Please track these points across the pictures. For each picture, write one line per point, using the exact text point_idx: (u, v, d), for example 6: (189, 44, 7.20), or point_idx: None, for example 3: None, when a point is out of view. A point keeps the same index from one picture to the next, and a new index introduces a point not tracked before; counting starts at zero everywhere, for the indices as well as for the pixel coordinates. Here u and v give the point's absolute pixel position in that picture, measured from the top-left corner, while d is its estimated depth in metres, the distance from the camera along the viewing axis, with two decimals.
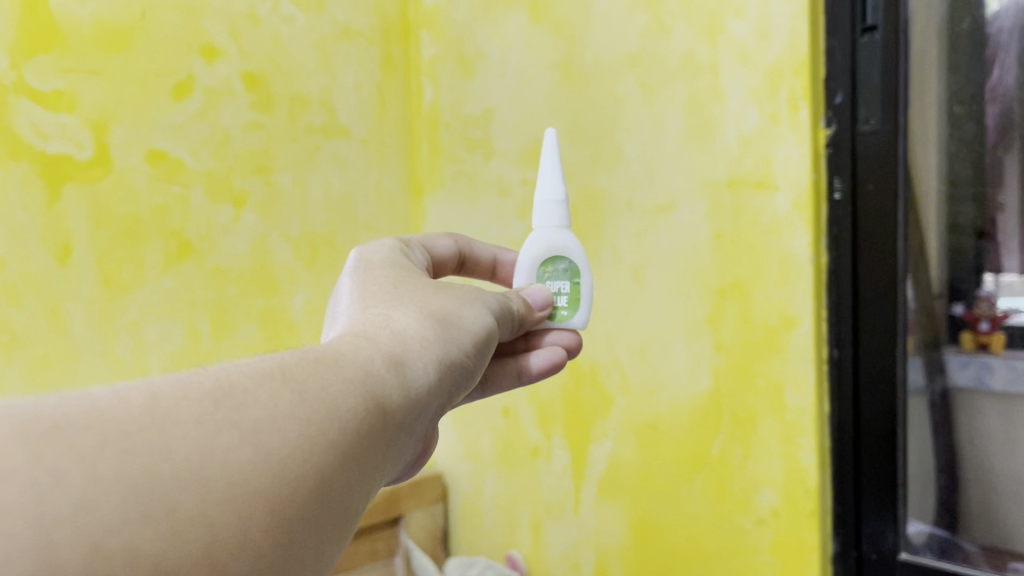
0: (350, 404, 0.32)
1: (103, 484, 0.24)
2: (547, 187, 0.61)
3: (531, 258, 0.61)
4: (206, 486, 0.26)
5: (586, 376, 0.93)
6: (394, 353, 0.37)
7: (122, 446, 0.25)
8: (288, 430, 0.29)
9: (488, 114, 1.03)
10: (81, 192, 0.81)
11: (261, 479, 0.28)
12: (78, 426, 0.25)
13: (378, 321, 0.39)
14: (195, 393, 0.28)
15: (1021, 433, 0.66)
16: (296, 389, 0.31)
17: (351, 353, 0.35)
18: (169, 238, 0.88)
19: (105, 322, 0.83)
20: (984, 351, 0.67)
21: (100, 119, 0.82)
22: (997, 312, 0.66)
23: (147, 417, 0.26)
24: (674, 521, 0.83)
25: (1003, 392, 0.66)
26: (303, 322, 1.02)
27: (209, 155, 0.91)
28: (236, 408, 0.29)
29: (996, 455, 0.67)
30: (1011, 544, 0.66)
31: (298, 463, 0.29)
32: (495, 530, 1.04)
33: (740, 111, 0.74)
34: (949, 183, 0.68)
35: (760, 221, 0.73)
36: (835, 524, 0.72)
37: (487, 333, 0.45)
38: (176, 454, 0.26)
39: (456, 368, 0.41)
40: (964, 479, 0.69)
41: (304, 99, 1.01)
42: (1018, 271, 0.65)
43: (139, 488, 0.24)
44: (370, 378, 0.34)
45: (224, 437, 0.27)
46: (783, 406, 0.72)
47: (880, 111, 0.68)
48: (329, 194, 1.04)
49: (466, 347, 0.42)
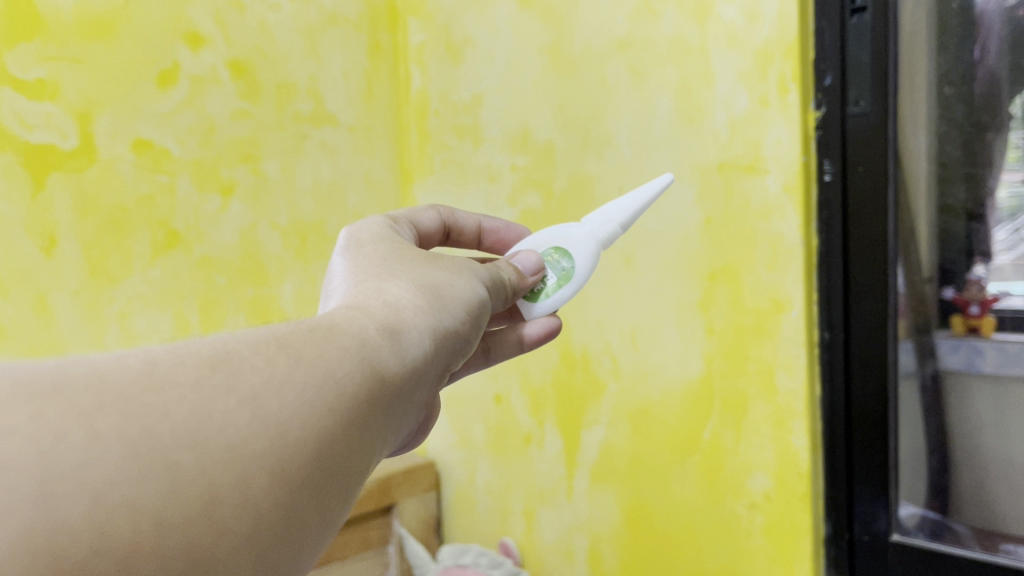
0: (347, 369, 0.32)
1: (102, 442, 0.24)
2: (614, 211, 0.63)
3: (554, 238, 0.62)
4: (205, 446, 0.26)
5: (577, 362, 0.93)
6: (388, 322, 0.37)
7: (121, 407, 0.25)
8: (284, 395, 0.29)
9: (476, 100, 1.02)
10: (67, 182, 0.80)
11: (260, 441, 0.27)
12: (75, 388, 0.25)
13: (373, 293, 0.39)
14: (191, 359, 0.28)
15: (1010, 415, 0.66)
16: (292, 355, 0.31)
17: (345, 322, 0.35)
18: (157, 228, 0.87)
19: (92, 313, 0.83)
20: (974, 335, 0.67)
21: (85, 108, 0.81)
22: (986, 295, 0.66)
23: (145, 380, 0.26)
24: (667, 506, 0.83)
25: (994, 374, 0.66)
26: (293, 312, 1.01)
27: (196, 144, 0.90)
28: (233, 373, 0.28)
29: (987, 438, 0.67)
30: (1001, 527, 0.67)
31: (297, 426, 0.29)
32: (488, 518, 1.04)
33: (730, 95, 0.73)
34: (939, 163, 0.68)
35: (750, 204, 0.73)
36: (827, 507, 0.72)
37: (482, 305, 0.44)
38: (174, 416, 0.26)
39: (451, 338, 0.40)
40: (954, 462, 0.69)
41: (292, 86, 1.01)
42: (1008, 255, 0.65)
43: (139, 446, 0.24)
44: (366, 345, 0.34)
45: (221, 401, 0.27)
46: (774, 389, 0.72)
47: (870, 92, 0.68)
48: (318, 182, 1.03)
49: (461, 316, 0.42)
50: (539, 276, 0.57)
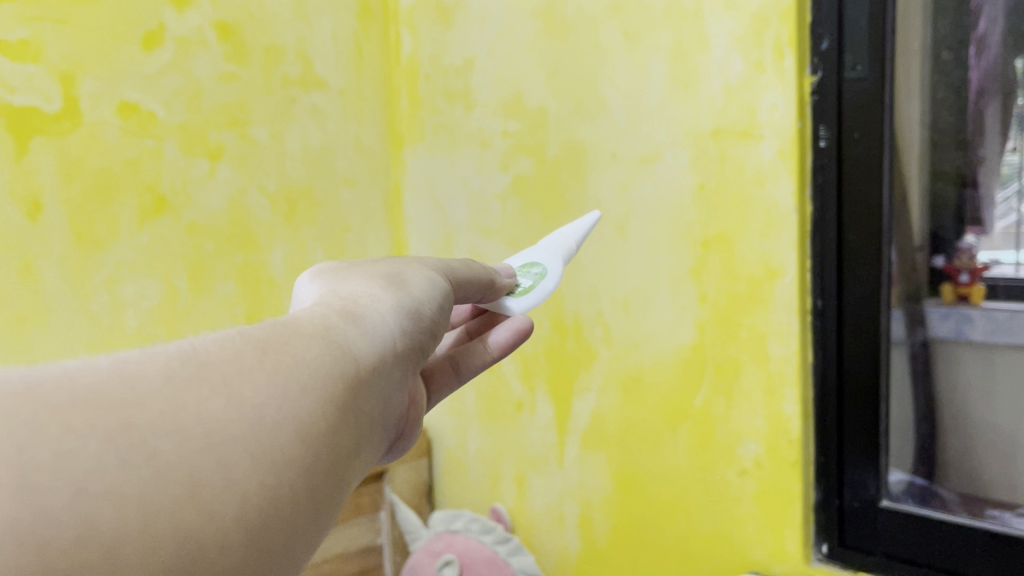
0: (317, 354, 0.32)
1: (78, 434, 0.23)
2: (565, 235, 0.68)
3: (517, 266, 0.64)
4: (183, 433, 0.25)
5: (569, 330, 0.92)
6: (353, 313, 0.37)
7: (95, 401, 0.25)
8: (256, 380, 0.29)
9: (468, 64, 1.01)
10: (51, 146, 0.79)
11: (239, 426, 0.27)
12: (48, 386, 0.25)
13: (334, 292, 0.39)
14: (159, 358, 0.28)
15: (999, 382, 0.68)
16: (259, 346, 0.31)
17: (308, 317, 0.35)
18: (144, 193, 0.86)
19: (80, 278, 0.81)
20: (964, 303, 0.68)
21: (68, 70, 0.80)
22: (977, 263, 0.67)
23: (116, 378, 0.26)
24: (658, 473, 0.83)
25: (982, 342, 0.68)
26: (284, 279, 1.00)
27: (183, 108, 0.89)
28: (201, 366, 0.28)
29: (975, 404, 0.69)
30: (986, 493, 0.68)
31: (273, 410, 0.29)
32: (480, 484, 1.05)
33: (725, 59, 0.72)
34: (934, 129, 0.68)
35: (744, 171, 0.72)
36: (818, 473, 0.73)
37: (441, 294, 0.44)
38: (149, 408, 0.25)
39: (417, 325, 0.40)
40: (943, 428, 0.71)
41: (280, 49, 0.99)
42: (996, 223, 0.66)
43: (117, 436, 0.24)
44: (331, 331, 0.34)
45: (194, 392, 0.27)
46: (766, 357, 0.72)
47: (867, 58, 0.66)
48: (308, 147, 1.02)
49: (423, 302, 0.42)
50: (514, 280, 0.59)
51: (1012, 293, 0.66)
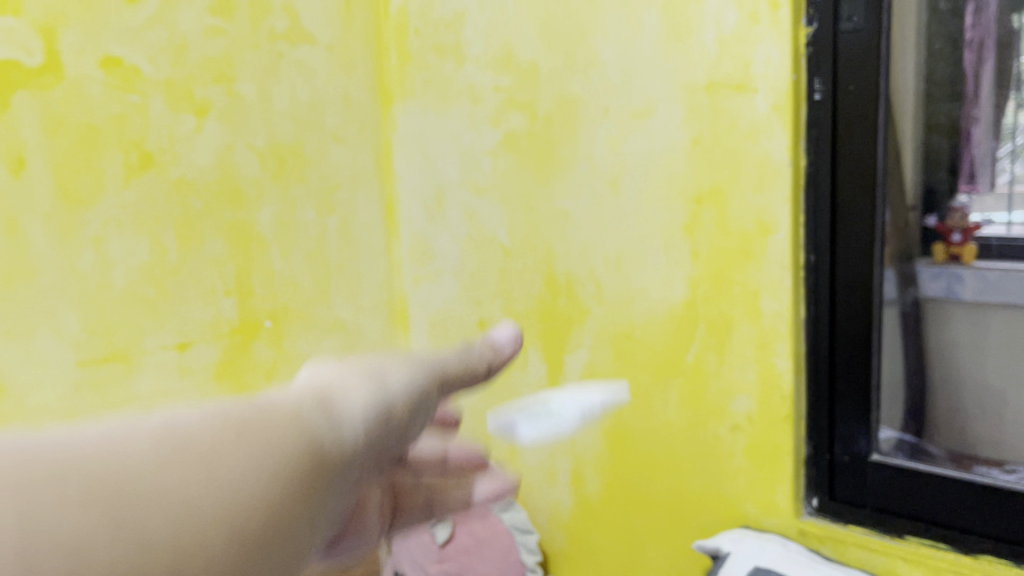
0: (297, 442, 0.27)
1: (46, 507, 0.19)
2: None
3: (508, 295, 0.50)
4: (167, 520, 0.21)
5: (561, 288, 0.91)
6: (355, 396, 0.33)
7: (78, 469, 0.21)
8: (257, 465, 0.25)
9: (458, 18, 0.99)
10: (34, 100, 0.76)
11: (229, 517, 0.23)
12: (27, 445, 0.20)
13: (341, 366, 0.35)
14: (158, 428, 0.24)
15: (987, 338, 0.77)
16: (264, 423, 0.27)
17: (311, 396, 0.31)
18: (129, 149, 0.84)
19: (67, 236, 0.79)
20: (956, 261, 0.77)
21: (49, 23, 0.77)
22: (968, 224, 0.76)
23: (108, 445, 0.22)
24: (649, 428, 0.84)
25: (973, 301, 0.77)
26: (272, 238, 0.98)
27: (168, 62, 0.87)
28: (206, 441, 0.24)
29: (963, 360, 0.76)
30: (971, 448, 0.71)
31: (268, 500, 0.25)
32: (472, 441, 1.05)
33: (719, 11, 0.71)
34: (927, 81, 0.70)
35: (738, 125, 0.71)
36: (809, 427, 0.73)
37: (446, 378, 0.41)
38: (140, 486, 0.21)
39: (414, 409, 0.37)
40: (931, 385, 0.75)
41: (266, 3, 0.97)
42: (990, 187, 0.77)
43: (94, 512, 0.20)
44: (329, 415, 0.30)
45: (188, 469, 0.23)
46: (758, 313, 0.73)
47: (864, 8, 0.64)
48: (296, 103, 1.00)
49: (425, 388, 0.38)
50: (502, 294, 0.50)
51: (1004, 251, 0.77)
